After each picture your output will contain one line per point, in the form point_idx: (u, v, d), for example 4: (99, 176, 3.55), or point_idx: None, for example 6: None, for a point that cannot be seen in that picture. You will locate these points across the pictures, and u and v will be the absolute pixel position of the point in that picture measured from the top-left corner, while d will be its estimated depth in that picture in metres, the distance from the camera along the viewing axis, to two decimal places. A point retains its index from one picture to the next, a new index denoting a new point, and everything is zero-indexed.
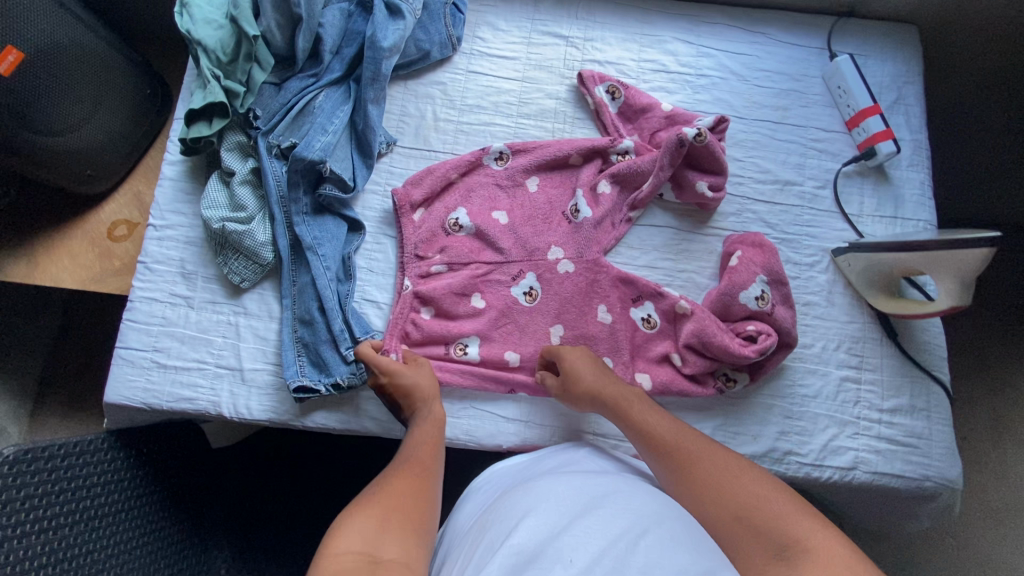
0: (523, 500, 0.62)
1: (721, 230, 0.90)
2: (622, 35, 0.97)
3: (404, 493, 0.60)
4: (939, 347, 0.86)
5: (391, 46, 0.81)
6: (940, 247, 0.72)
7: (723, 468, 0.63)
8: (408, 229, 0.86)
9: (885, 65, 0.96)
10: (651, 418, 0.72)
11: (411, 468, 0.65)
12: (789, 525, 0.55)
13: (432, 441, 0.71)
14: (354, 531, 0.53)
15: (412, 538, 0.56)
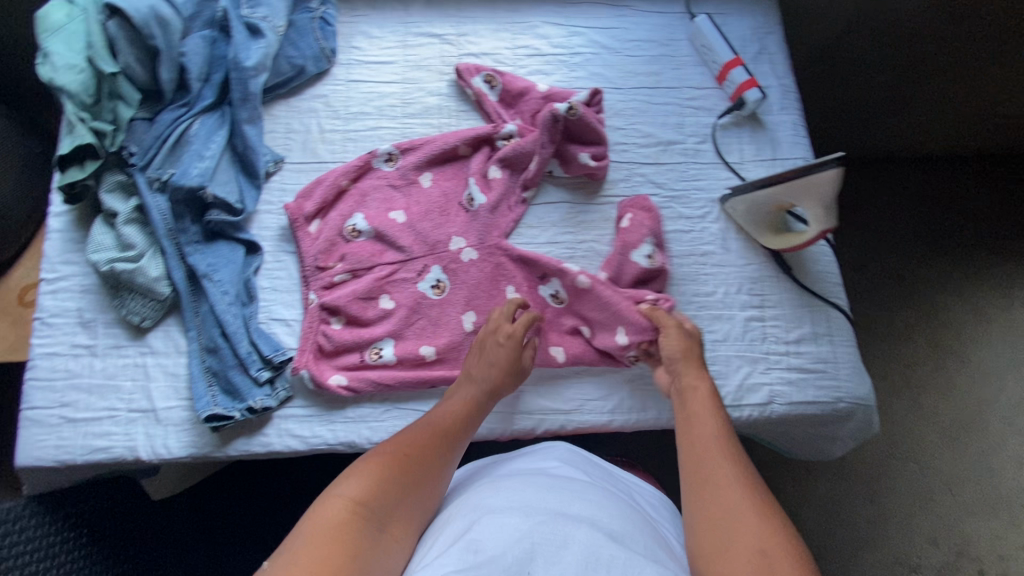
0: (513, 496, 0.64)
1: (613, 197, 0.93)
2: (494, 26, 1.00)
3: (421, 460, 0.65)
4: (833, 274, 0.90)
5: (255, 64, 0.85)
6: (799, 176, 0.78)
7: (744, 491, 0.60)
8: (306, 242, 0.86)
9: (745, 19, 1.01)
10: (701, 415, 0.70)
11: (441, 431, 0.70)
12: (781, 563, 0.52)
13: (475, 407, 0.74)
14: (359, 485, 0.60)
15: (409, 504, 0.62)
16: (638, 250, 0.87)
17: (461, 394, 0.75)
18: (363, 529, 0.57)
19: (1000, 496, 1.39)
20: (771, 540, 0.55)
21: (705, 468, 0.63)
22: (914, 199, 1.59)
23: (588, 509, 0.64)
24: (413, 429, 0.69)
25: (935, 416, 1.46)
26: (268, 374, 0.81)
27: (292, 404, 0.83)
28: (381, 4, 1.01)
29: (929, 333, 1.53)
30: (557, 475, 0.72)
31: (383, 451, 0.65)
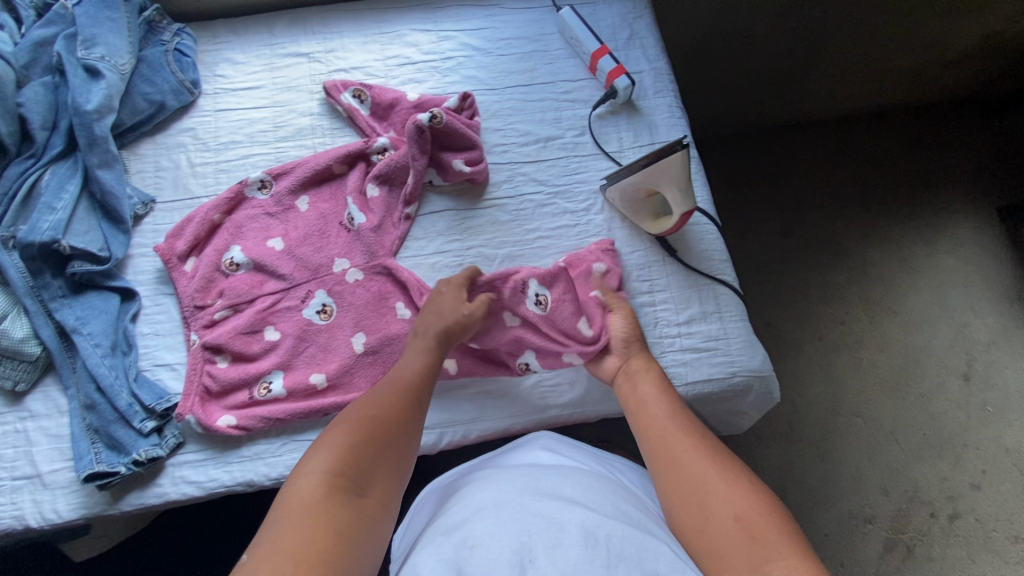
0: (493, 495, 0.64)
1: (497, 199, 0.92)
2: (361, 39, 0.99)
3: (385, 423, 0.65)
4: (717, 251, 0.91)
5: (97, 107, 0.82)
6: (650, 160, 0.80)
7: (711, 467, 0.62)
8: (181, 281, 0.84)
9: (613, 7, 1.01)
10: (655, 401, 0.72)
11: (401, 392, 0.70)
12: (749, 513, 0.57)
13: (429, 363, 0.74)
14: (329, 457, 0.60)
15: (383, 467, 0.62)
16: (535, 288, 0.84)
17: (421, 351, 0.75)
18: (339, 500, 0.57)
19: (944, 439, 1.40)
20: (748, 509, 0.57)
21: (672, 451, 0.65)
22: (825, 160, 1.63)
23: (582, 491, 0.65)
24: (374, 394, 0.69)
25: (890, 369, 1.46)
26: (153, 424, 0.79)
27: (185, 450, 0.81)
28: (244, 30, 0.99)
29: (874, 288, 1.53)
30: (551, 466, 0.72)
31: (344, 422, 0.64)
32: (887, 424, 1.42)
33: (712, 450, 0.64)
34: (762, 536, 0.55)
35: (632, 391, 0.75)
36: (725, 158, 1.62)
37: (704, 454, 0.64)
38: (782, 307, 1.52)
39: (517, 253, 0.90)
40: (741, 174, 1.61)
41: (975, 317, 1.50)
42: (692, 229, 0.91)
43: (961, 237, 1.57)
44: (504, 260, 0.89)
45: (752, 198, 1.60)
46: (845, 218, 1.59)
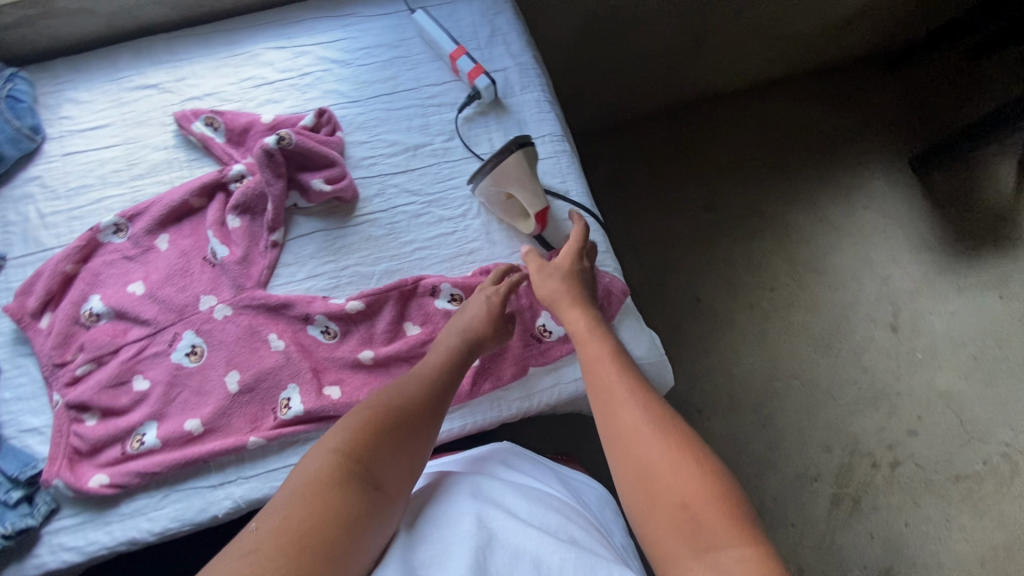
0: (456, 506, 0.62)
1: (369, 214, 0.90)
2: (212, 63, 0.95)
3: (407, 414, 0.64)
4: (596, 242, 0.90)
5: None
6: (494, 164, 0.83)
7: (657, 437, 0.57)
8: (38, 340, 0.80)
9: (472, 4, 0.99)
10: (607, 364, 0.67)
11: (425, 385, 0.69)
12: (695, 493, 0.53)
13: (452, 359, 0.74)
14: (352, 439, 0.59)
15: (402, 461, 0.61)
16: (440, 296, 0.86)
17: (449, 349, 0.74)
18: (354, 483, 0.56)
19: (876, 391, 1.42)
20: (697, 490, 0.53)
21: (617, 423, 0.60)
22: (736, 133, 1.64)
23: (538, 510, 0.64)
24: (398, 386, 0.68)
25: (817, 329, 1.48)
26: (19, 493, 0.76)
27: (61, 516, 0.77)
28: (87, 67, 0.94)
29: (792, 252, 1.55)
30: (512, 481, 0.70)
31: (371, 406, 0.64)
32: (821, 384, 1.43)
33: (661, 416, 0.59)
34: (707, 529, 0.51)
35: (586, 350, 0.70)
36: (631, 142, 1.64)
37: (652, 426, 0.59)
38: (703, 280, 1.52)
39: (395, 268, 0.88)
40: (651, 157, 1.62)
41: (894, 267, 1.53)
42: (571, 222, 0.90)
43: (876, 191, 1.60)
44: (382, 277, 0.88)
45: (664, 179, 1.61)
46: (761, 183, 1.60)
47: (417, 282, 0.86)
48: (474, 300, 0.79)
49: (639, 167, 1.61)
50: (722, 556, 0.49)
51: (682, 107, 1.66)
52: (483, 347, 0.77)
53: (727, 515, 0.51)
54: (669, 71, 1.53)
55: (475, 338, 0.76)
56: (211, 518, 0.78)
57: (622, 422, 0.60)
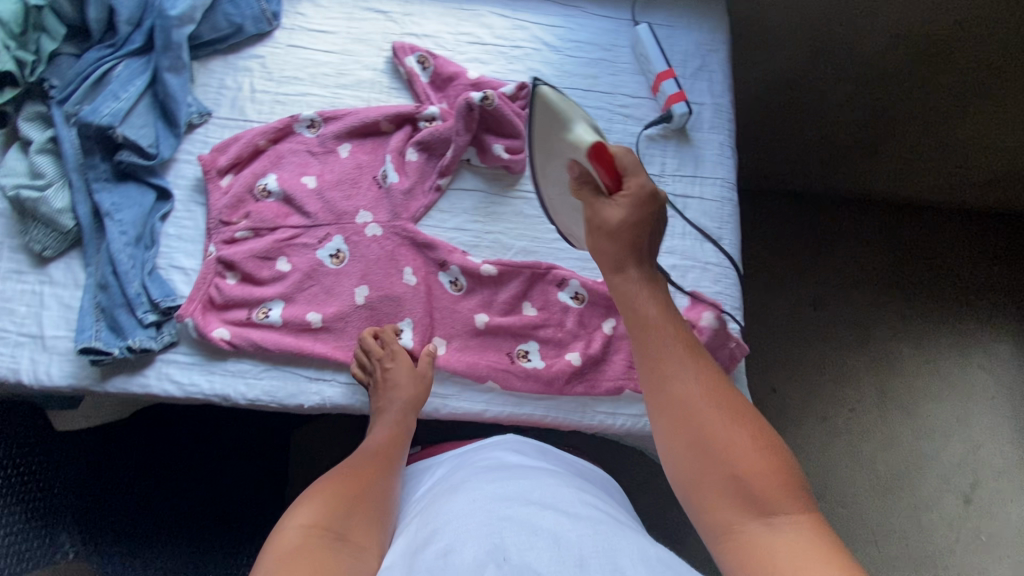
0: (461, 499, 0.64)
1: (528, 192, 0.93)
2: (439, 10, 1.01)
3: (359, 484, 0.67)
4: (731, 297, 0.89)
5: (180, 15, 0.87)
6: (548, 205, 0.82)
7: (717, 409, 0.56)
8: (214, 194, 0.88)
9: (691, 34, 1.00)
10: (648, 312, 0.61)
11: (371, 457, 0.73)
12: (752, 465, 0.53)
13: (398, 433, 0.78)
14: (311, 511, 0.61)
15: (364, 516, 0.64)
16: (565, 288, 0.88)
17: (393, 422, 0.78)
18: (323, 545, 0.57)
19: (927, 555, 1.33)
20: (750, 453, 0.54)
21: (672, 393, 0.57)
22: (881, 245, 1.56)
23: (549, 491, 0.66)
24: (347, 462, 0.71)
25: (888, 469, 1.40)
26: (153, 317, 0.83)
27: (176, 350, 0.84)
28: None
29: (891, 383, 1.47)
30: (516, 469, 0.72)
31: (322, 485, 0.66)
32: (871, 524, 1.36)
33: (715, 389, 0.57)
34: (765, 490, 0.52)
35: (624, 298, 0.63)
36: (772, 216, 1.59)
37: (709, 397, 0.57)
38: (788, 374, 1.47)
39: (532, 249, 0.91)
40: (787, 237, 1.56)
41: (989, 439, 1.43)
42: (714, 269, 0.89)
43: (996, 353, 1.49)
44: (519, 253, 0.90)
45: (789, 262, 1.55)
46: (887, 301, 1.53)
47: (550, 270, 0.88)
48: (385, 374, 0.80)
49: (769, 240, 1.56)
50: (781, 517, 0.51)
51: (837, 202, 1.59)
52: (413, 411, 0.81)
53: (784, 475, 0.53)
54: (838, 160, 1.48)
55: (401, 405, 0.79)
56: (296, 405, 0.83)
57: (676, 390, 0.57)
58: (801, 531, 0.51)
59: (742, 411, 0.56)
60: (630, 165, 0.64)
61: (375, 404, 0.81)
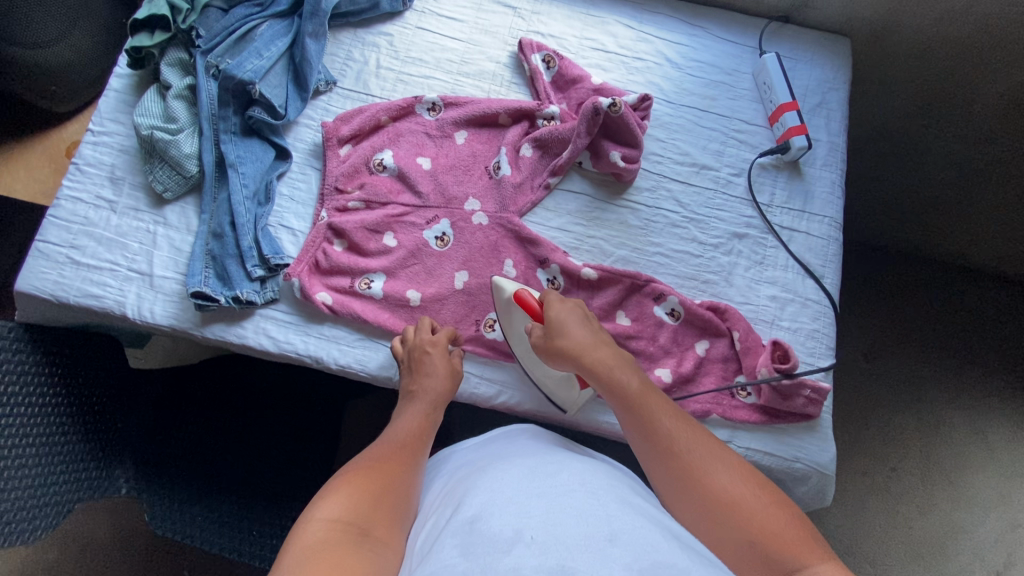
0: (486, 482, 0.62)
1: (634, 202, 0.93)
2: (567, 12, 1.02)
3: (383, 474, 0.64)
4: (826, 337, 0.88)
5: None
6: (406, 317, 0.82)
7: (717, 469, 0.62)
8: (332, 161, 0.89)
9: (814, 69, 1.00)
10: (638, 390, 0.71)
11: (394, 448, 0.69)
12: (760, 517, 0.57)
13: (421, 427, 0.74)
14: (333, 504, 0.58)
15: (388, 509, 0.61)
16: (663, 303, 0.88)
17: (417, 413, 0.76)
18: (350, 540, 0.54)
19: None
20: (761, 511, 0.58)
21: (672, 455, 0.64)
22: (975, 316, 1.44)
23: (578, 474, 0.63)
24: (370, 453, 0.68)
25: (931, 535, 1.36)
26: (261, 272, 0.84)
27: (276, 307, 0.86)
28: None
29: None
30: (539, 454, 0.69)
31: (345, 479, 0.63)
32: None
33: (708, 452, 0.64)
34: (782, 551, 0.54)
35: (607, 377, 0.72)
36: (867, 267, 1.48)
37: (706, 460, 0.63)
38: (851, 421, 1.40)
39: (632, 259, 0.91)
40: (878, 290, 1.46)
41: None
42: (812, 306, 0.89)
43: None
44: (618, 261, 0.91)
45: (873, 313, 1.45)
46: None
47: (648, 283, 0.88)
48: (422, 357, 0.79)
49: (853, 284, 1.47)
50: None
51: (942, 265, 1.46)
52: (442, 407, 0.79)
53: (796, 534, 0.56)
54: (948, 221, 1.35)
55: (433, 397, 0.77)
56: (384, 377, 0.85)
57: (673, 455, 0.64)
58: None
59: (736, 470, 0.62)
60: (560, 310, 0.78)
61: (404, 389, 0.79)
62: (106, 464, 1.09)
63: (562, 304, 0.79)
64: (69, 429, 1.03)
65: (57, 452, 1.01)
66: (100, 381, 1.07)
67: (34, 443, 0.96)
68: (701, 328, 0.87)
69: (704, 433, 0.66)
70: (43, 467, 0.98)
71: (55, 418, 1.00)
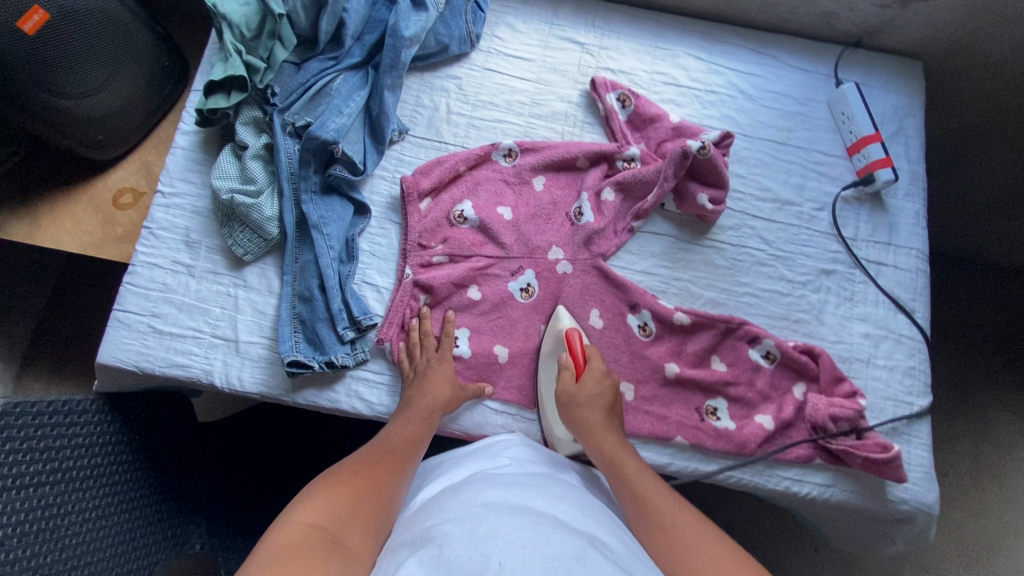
0: (465, 497, 0.59)
1: (719, 242, 0.91)
2: (636, 46, 0.99)
3: (367, 483, 0.62)
4: (922, 374, 0.87)
5: (412, 36, 0.86)
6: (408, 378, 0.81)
7: (715, 556, 0.58)
8: (414, 217, 0.88)
9: (889, 96, 0.98)
10: (637, 476, 0.69)
11: (385, 455, 0.68)
12: None
13: (412, 444, 0.72)
14: (312, 507, 0.57)
15: (367, 522, 0.58)
16: (758, 345, 0.87)
17: (415, 420, 0.75)
18: (326, 547, 0.52)
19: None
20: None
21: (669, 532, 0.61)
22: None
23: (563, 496, 0.60)
24: (359, 457, 0.67)
25: None
26: (352, 334, 0.83)
27: (367, 368, 0.84)
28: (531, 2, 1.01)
29: None
30: (521, 474, 0.65)
31: (328, 479, 0.61)
32: None
33: (709, 537, 0.61)
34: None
35: (608, 457, 0.72)
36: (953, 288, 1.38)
37: (703, 547, 0.60)
38: (947, 448, 1.24)
39: (721, 300, 0.89)
40: (967, 310, 1.32)
41: None
42: (906, 342, 0.88)
43: None
44: (707, 303, 0.89)
45: None
46: None
47: (742, 326, 0.86)
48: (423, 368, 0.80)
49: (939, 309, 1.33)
50: None
51: None
52: (440, 413, 0.77)
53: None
54: None
55: (428, 406, 0.76)
56: (481, 435, 0.84)
57: (672, 533, 0.61)
58: None
59: (738, 562, 0.58)
60: (590, 385, 0.78)
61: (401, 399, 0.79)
62: (181, 521, 1.03)
63: (594, 381, 0.78)
64: (136, 489, 0.97)
65: (135, 518, 0.96)
66: (160, 435, 1.02)
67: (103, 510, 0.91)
68: (798, 371, 0.86)
69: (704, 526, 0.63)
70: (122, 535, 0.93)
71: (119, 480, 0.94)
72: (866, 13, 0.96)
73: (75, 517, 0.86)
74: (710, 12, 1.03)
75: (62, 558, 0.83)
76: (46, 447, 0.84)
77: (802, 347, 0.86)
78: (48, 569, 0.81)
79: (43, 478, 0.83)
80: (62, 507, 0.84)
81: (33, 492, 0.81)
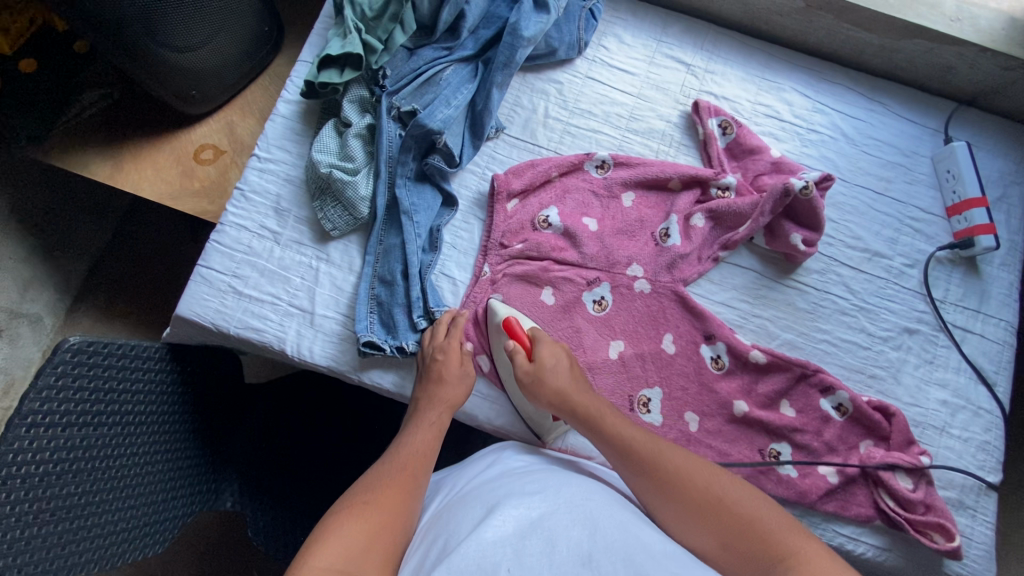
0: (470, 507, 0.60)
1: (803, 284, 0.90)
2: (742, 75, 0.98)
3: (383, 504, 0.61)
4: (996, 450, 0.84)
5: (531, 37, 0.86)
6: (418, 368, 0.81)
7: (702, 475, 0.63)
8: (500, 216, 0.87)
9: (997, 160, 0.95)
10: (616, 425, 0.70)
11: (401, 470, 0.66)
12: (758, 517, 0.59)
13: (428, 447, 0.71)
14: (329, 546, 0.55)
15: (383, 548, 0.57)
16: (829, 395, 0.85)
17: (426, 428, 0.73)
18: None
19: None
20: (769, 521, 0.58)
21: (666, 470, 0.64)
22: None
23: (561, 493, 0.60)
24: (373, 475, 0.66)
25: None
26: (425, 324, 0.83)
27: None
28: (642, 17, 1.00)
29: None
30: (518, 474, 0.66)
31: (347, 510, 0.60)
32: None
33: (695, 463, 0.65)
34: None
35: (583, 418, 0.72)
36: None
37: (692, 473, 0.63)
38: None
39: (798, 344, 0.87)
40: None
41: None
42: (984, 415, 0.85)
43: None
44: (782, 345, 0.87)
45: None
46: None
47: (816, 372, 0.85)
48: (432, 364, 0.78)
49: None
50: (793, 560, 0.55)
51: None
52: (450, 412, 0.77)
53: (819, 551, 0.56)
54: None
55: (439, 405, 0.76)
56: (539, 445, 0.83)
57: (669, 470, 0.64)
58: (834, 572, 0.53)
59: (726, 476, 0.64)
60: (545, 355, 0.76)
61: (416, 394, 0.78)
62: (215, 478, 1.00)
63: (547, 348, 0.77)
64: (178, 439, 0.92)
65: (175, 468, 0.92)
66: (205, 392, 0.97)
67: (145, 462, 0.85)
68: (869, 429, 0.84)
69: (688, 453, 0.67)
70: (162, 483, 0.88)
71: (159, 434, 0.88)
72: (987, 73, 0.94)
73: (114, 461, 0.80)
74: (821, 49, 1.01)
75: (110, 497, 0.79)
76: (104, 387, 0.77)
77: (874, 404, 0.84)
78: (94, 505, 0.77)
79: (103, 419, 0.78)
80: (108, 452, 0.79)
81: (79, 432, 0.74)
